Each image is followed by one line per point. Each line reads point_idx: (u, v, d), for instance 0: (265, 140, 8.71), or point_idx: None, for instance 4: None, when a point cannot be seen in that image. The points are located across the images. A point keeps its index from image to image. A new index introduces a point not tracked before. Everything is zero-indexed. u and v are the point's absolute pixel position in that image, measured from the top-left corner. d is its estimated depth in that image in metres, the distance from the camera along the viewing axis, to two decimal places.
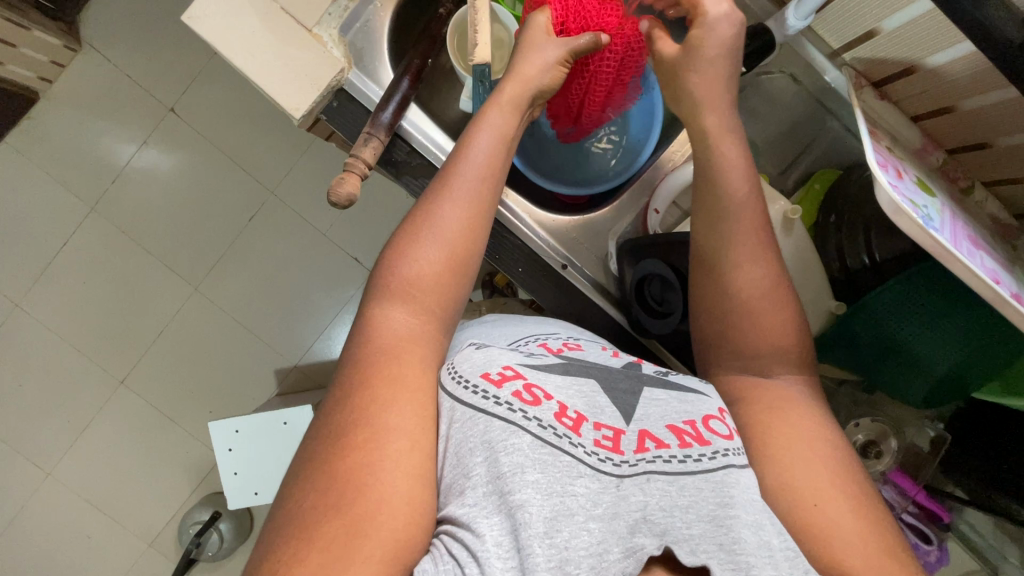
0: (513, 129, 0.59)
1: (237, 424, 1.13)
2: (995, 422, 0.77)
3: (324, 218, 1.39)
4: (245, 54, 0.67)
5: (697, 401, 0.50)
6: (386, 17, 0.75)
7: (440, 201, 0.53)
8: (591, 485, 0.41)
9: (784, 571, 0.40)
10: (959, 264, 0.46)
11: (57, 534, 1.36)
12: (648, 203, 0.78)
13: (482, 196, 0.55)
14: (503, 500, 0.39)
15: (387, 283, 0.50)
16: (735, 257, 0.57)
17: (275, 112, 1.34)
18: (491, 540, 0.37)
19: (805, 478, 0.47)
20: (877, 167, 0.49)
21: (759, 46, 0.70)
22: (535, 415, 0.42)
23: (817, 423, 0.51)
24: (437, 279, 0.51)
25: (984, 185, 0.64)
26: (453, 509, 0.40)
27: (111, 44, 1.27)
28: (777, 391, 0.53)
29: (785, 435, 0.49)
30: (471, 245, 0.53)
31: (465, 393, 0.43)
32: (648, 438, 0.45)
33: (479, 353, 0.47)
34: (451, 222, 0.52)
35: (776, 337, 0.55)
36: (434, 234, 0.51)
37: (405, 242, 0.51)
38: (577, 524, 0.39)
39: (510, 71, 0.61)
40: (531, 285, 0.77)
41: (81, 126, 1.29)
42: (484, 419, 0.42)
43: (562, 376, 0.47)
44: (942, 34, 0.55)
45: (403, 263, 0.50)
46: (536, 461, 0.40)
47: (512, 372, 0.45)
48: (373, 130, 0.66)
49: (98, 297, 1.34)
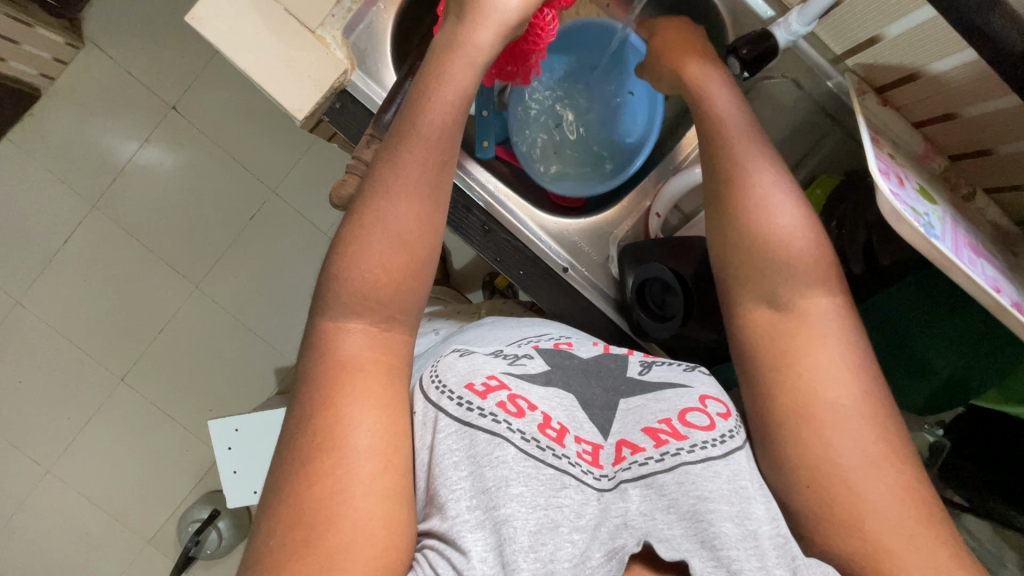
0: (462, 107, 0.55)
1: (237, 423, 1.13)
2: (997, 428, 0.78)
3: (327, 219, 1.39)
4: (248, 55, 0.67)
5: (675, 397, 0.49)
6: (391, 19, 0.74)
7: (392, 196, 0.50)
8: (575, 496, 0.42)
9: (771, 562, 0.40)
10: (959, 271, 0.46)
11: (54, 530, 1.36)
12: (650, 207, 0.78)
13: (434, 185, 0.52)
14: (488, 514, 0.40)
15: (341, 288, 0.48)
16: (769, 217, 0.53)
17: (275, 111, 1.34)
18: (476, 556, 0.38)
19: (804, 459, 0.46)
20: (878, 174, 0.49)
21: (760, 53, 0.69)
22: (518, 428, 0.44)
23: (844, 375, 0.47)
24: (389, 281, 0.48)
25: (986, 193, 0.64)
26: (437, 523, 0.41)
27: (112, 41, 1.27)
28: (809, 337, 0.49)
29: (788, 404, 0.48)
30: (428, 240, 0.51)
31: (448, 403, 0.46)
32: (625, 447, 0.46)
33: (464, 361, 0.49)
34: (401, 213, 0.50)
35: (790, 303, 0.51)
36: (385, 235, 0.49)
37: (353, 245, 0.49)
38: (561, 536, 0.40)
39: (458, 42, 0.56)
40: (531, 287, 0.75)
41: (82, 123, 1.29)
42: (472, 432, 0.44)
43: (545, 387, 0.49)
44: (946, 42, 0.55)
45: (356, 270, 0.48)
46: (520, 474, 0.42)
47: (496, 383, 0.47)
48: (376, 131, 0.66)
49: (97, 294, 1.34)
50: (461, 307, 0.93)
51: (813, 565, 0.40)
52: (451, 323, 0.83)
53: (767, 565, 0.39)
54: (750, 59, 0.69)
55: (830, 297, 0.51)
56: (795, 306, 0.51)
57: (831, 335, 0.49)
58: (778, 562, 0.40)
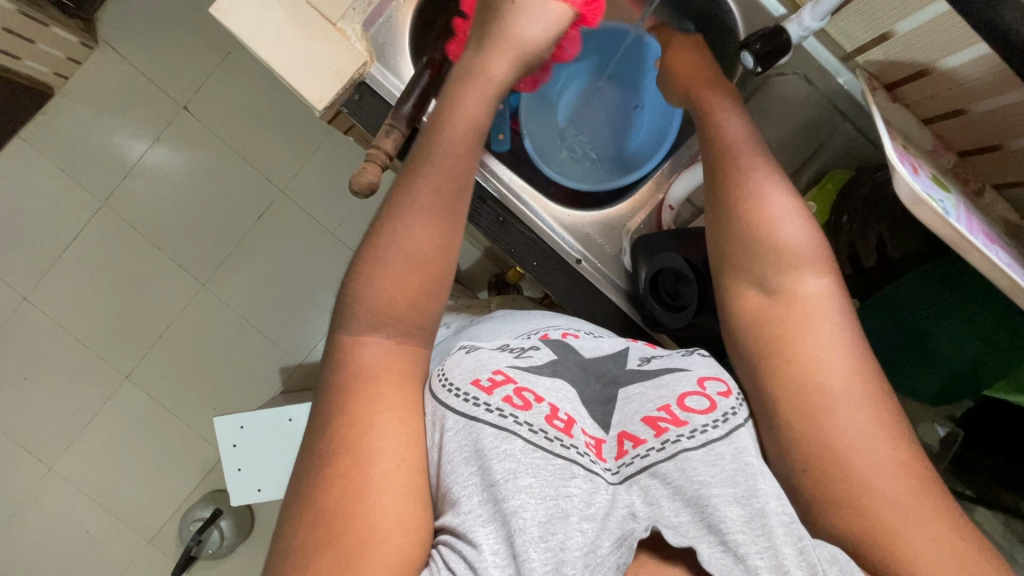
0: (476, 141, 0.57)
1: (242, 420, 1.13)
2: (1008, 421, 0.78)
3: (335, 218, 1.40)
4: (269, 46, 0.68)
5: (674, 381, 0.50)
6: (408, 13, 0.76)
7: (408, 218, 0.52)
8: (584, 485, 0.42)
9: (779, 539, 0.39)
10: (975, 254, 0.47)
11: (55, 529, 1.36)
12: (664, 199, 0.80)
13: (449, 210, 0.54)
14: (498, 507, 0.40)
15: (356, 306, 0.49)
16: (760, 207, 0.55)
17: (286, 111, 1.35)
18: (487, 549, 0.38)
19: (800, 439, 0.46)
20: (896, 160, 0.50)
21: (773, 46, 0.70)
22: (525, 420, 0.44)
23: (839, 358, 0.48)
24: (407, 299, 0.50)
25: (995, 188, 0.65)
26: (450, 518, 0.41)
27: (126, 42, 1.29)
28: (806, 303, 0.51)
29: (786, 385, 0.48)
30: (443, 260, 0.52)
31: (455, 400, 0.45)
32: (626, 440, 0.47)
33: (469, 358, 0.50)
34: (416, 240, 0.51)
35: (788, 257, 0.52)
36: (400, 256, 0.50)
37: (371, 264, 0.50)
38: (571, 525, 0.40)
39: (466, 75, 0.58)
40: (546, 276, 0.76)
41: (94, 122, 1.31)
42: (477, 427, 0.44)
43: (551, 378, 0.50)
44: (958, 37, 0.56)
45: (372, 288, 0.49)
46: (529, 465, 0.42)
47: (502, 378, 0.47)
48: (395, 121, 0.66)
49: (104, 292, 1.34)
50: (472, 302, 0.93)
51: (820, 545, 0.41)
52: (462, 316, 0.83)
53: (775, 545, 0.39)
54: (762, 53, 0.70)
55: (822, 277, 0.52)
56: (780, 288, 0.52)
57: (827, 311, 0.50)
58: (786, 539, 0.39)
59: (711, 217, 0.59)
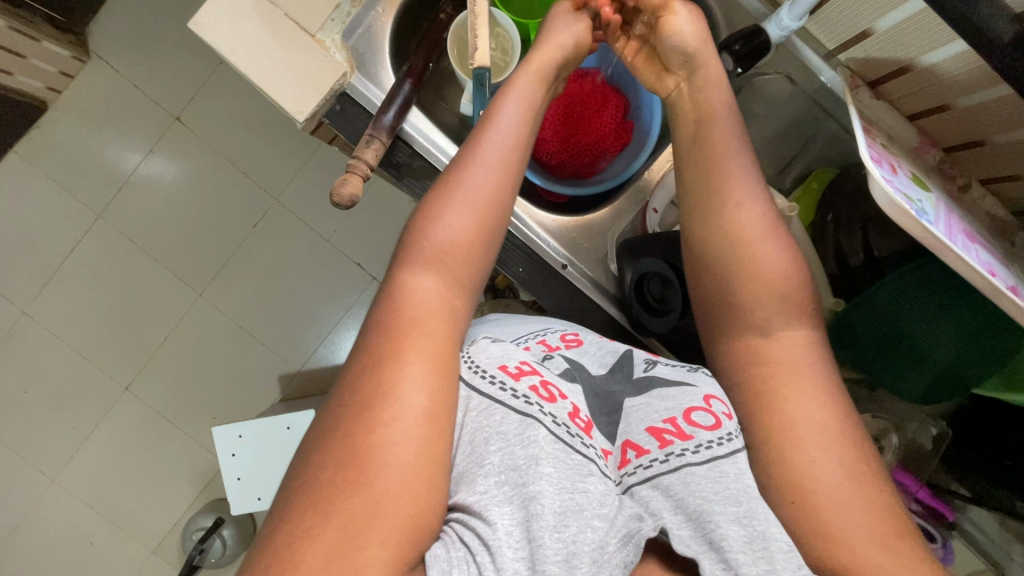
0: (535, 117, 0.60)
1: (241, 429, 1.14)
2: (1006, 420, 0.77)
3: (329, 225, 1.39)
4: (250, 58, 0.68)
5: (680, 394, 0.49)
6: (388, 22, 0.76)
7: (474, 166, 0.54)
8: (599, 485, 0.42)
9: (778, 565, 0.40)
10: (953, 255, 0.46)
11: (60, 540, 1.36)
12: (647, 202, 0.79)
13: (510, 169, 0.56)
14: (518, 491, 0.39)
15: (421, 248, 0.50)
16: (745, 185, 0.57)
17: (278, 120, 1.35)
18: (503, 528, 0.38)
19: (785, 474, 0.47)
20: (871, 163, 0.49)
21: (753, 47, 0.70)
22: (550, 411, 0.43)
23: (820, 393, 0.50)
24: (467, 245, 0.51)
25: (981, 183, 0.64)
26: (464, 496, 0.40)
27: (119, 55, 1.30)
28: (790, 345, 0.52)
29: (770, 426, 0.49)
30: (497, 214, 0.54)
31: (483, 382, 0.45)
32: (630, 448, 0.46)
33: (496, 346, 0.48)
34: (482, 187, 0.53)
35: (778, 289, 0.53)
36: (463, 204, 0.52)
37: (436, 205, 0.52)
38: (584, 520, 0.39)
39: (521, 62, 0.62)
40: (532, 284, 0.76)
41: (88, 135, 1.31)
42: (500, 411, 0.43)
43: (571, 384, 0.48)
44: (937, 32, 0.56)
45: (436, 226, 0.51)
46: (550, 455, 0.41)
47: (529, 368, 0.46)
48: (375, 132, 0.66)
49: (103, 303, 1.35)
50: None
51: None
52: None
53: (774, 568, 0.40)
54: (742, 54, 0.70)
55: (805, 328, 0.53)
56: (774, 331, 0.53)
57: (805, 364, 0.51)
58: (785, 566, 0.40)
59: (701, 185, 0.58)
